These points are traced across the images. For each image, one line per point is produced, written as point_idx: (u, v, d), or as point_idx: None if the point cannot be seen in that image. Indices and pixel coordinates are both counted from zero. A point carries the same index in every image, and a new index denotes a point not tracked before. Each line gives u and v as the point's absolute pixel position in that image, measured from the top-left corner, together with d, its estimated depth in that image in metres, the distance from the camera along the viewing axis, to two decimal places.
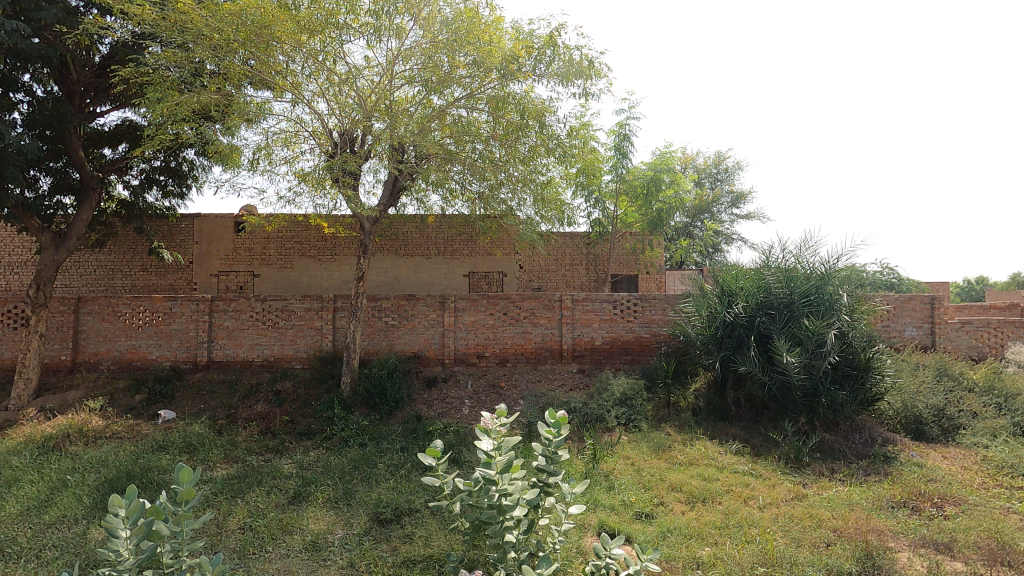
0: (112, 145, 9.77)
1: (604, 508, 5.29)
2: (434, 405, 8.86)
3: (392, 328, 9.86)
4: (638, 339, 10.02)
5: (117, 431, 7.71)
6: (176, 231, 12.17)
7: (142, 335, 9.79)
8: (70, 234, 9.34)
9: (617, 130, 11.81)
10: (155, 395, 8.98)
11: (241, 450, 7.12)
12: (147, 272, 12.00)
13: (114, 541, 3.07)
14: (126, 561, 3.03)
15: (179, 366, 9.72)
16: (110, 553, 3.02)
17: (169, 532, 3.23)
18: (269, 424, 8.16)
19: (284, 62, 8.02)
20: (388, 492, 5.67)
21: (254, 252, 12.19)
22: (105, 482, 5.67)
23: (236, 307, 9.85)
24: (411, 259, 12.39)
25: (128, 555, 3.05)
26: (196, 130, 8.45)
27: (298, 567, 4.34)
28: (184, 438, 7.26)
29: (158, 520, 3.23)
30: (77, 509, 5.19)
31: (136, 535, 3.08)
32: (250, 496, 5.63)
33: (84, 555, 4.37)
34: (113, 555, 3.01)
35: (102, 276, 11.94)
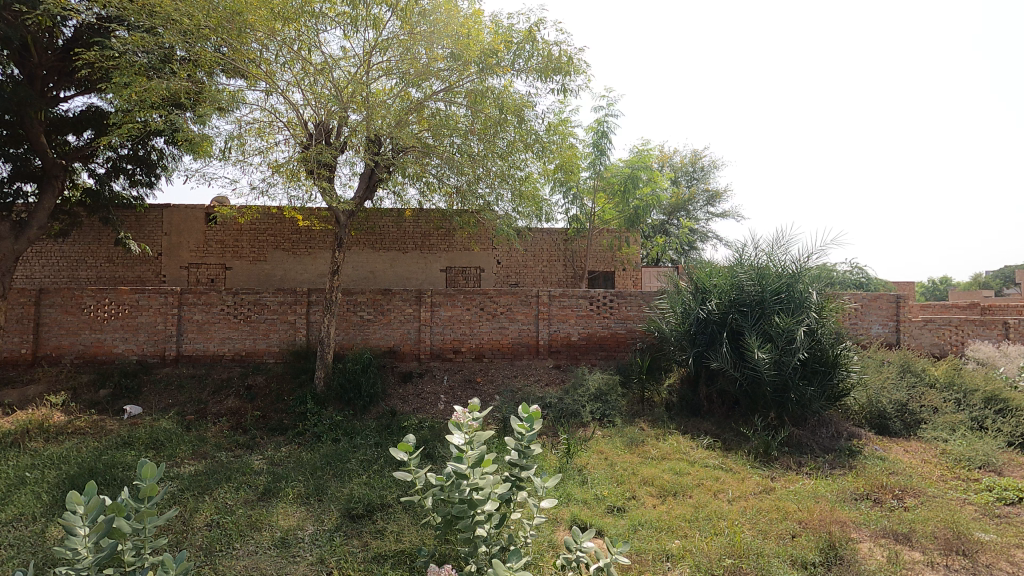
0: (77, 132, 9.44)
1: (576, 502, 5.33)
2: (409, 400, 8.81)
3: (368, 323, 9.76)
4: (613, 335, 10.09)
5: (79, 427, 7.48)
6: (144, 221, 11.82)
7: (107, 328, 9.51)
8: (32, 223, 9.02)
9: (595, 128, 11.84)
10: (121, 390, 8.74)
11: (210, 446, 6.98)
12: (113, 264, 11.65)
13: (73, 539, 2.97)
14: (84, 560, 2.93)
15: (146, 360, 9.47)
16: (68, 551, 2.92)
17: (130, 530, 3.14)
18: (240, 420, 8.01)
19: (258, 50, 7.83)
20: (361, 487, 5.61)
21: (226, 245, 11.94)
22: (66, 479, 5.50)
23: (207, 300, 9.63)
24: (388, 253, 12.27)
25: (87, 554, 2.95)
26: (165, 118, 8.20)
27: (266, 564, 4.26)
28: (151, 433, 7.09)
29: (119, 517, 3.14)
30: (35, 507, 5.03)
31: (95, 532, 2.99)
32: (218, 493, 5.52)
33: (41, 555, 4.23)
34: (71, 554, 2.92)
35: (66, 267, 11.55)
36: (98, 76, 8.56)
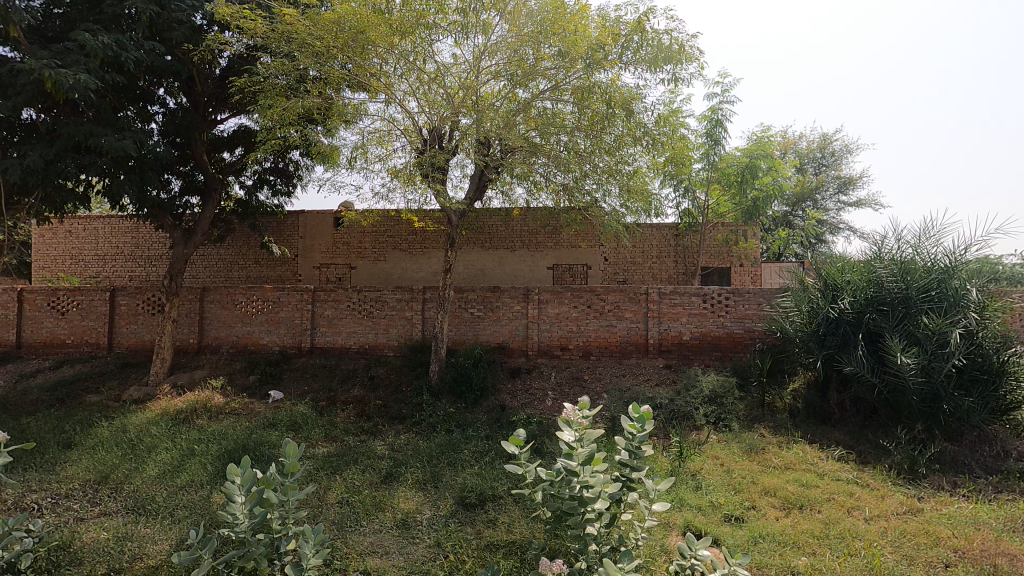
0: (230, 149, 10.78)
1: (690, 507, 5.13)
2: (518, 395, 9.00)
3: (478, 319, 10.12)
4: (729, 335, 9.55)
5: (235, 408, 8.56)
6: (284, 226, 13.20)
7: (255, 322, 10.76)
8: (197, 231, 10.42)
9: (709, 116, 11.24)
10: (267, 376, 9.85)
11: (339, 431, 7.65)
12: (259, 264, 13.14)
13: (232, 505, 3.45)
14: (241, 523, 3.38)
15: (286, 350, 10.59)
16: (229, 515, 3.39)
17: (277, 500, 3.54)
18: (365, 407, 8.69)
19: (378, 64, 8.43)
20: (473, 477, 5.85)
21: (352, 246, 12.97)
22: (225, 453, 6.33)
23: (336, 297, 10.54)
24: (496, 252, 12.61)
25: (243, 518, 3.41)
26: (300, 133, 9.09)
27: (389, 542, 4.61)
28: (291, 416, 7.92)
29: (268, 489, 3.57)
30: (203, 475, 5.85)
31: (249, 501, 3.44)
32: (348, 473, 6.04)
33: (207, 517, 4.91)
34: (231, 517, 3.39)
35: (223, 268, 13.25)
36: (247, 99, 9.72)
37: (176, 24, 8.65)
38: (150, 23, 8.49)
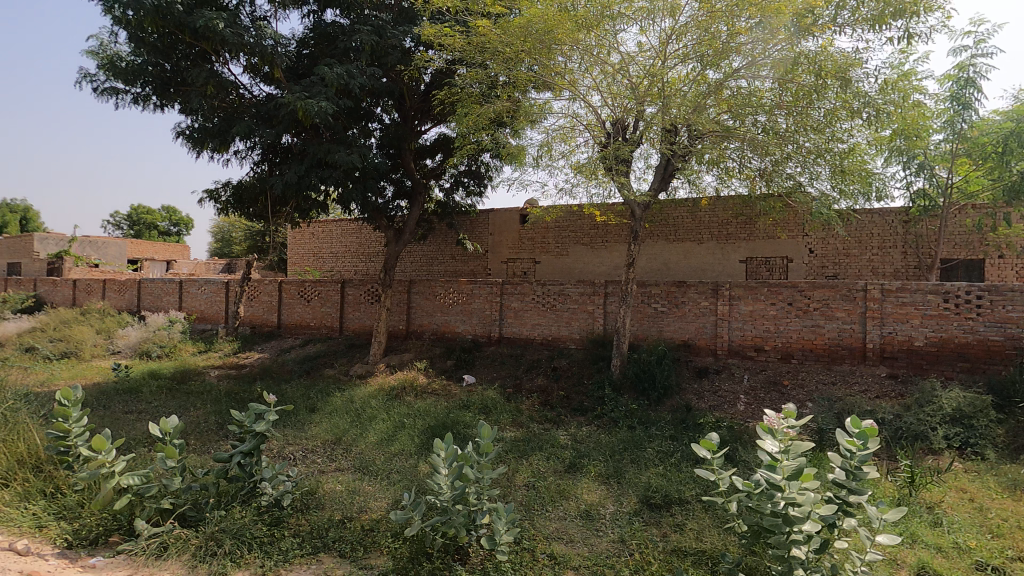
0: (431, 156, 12.01)
1: (925, 546, 4.30)
2: (705, 396, 8.49)
3: (662, 315, 9.80)
4: (983, 343, 7.75)
5: (435, 388, 9.55)
6: (476, 224, 14.27)
7: (452, 312, 11.87)
8: (406, 231, 11.80)
9: (955, 74, 9.19)
10: (462, 362, 10.79)
11: (525, 417, 8.04)
12: (455, 259, 14.45)
13: (438, 476, 3.91)
14: (445, 492, 3.82)
15: (478, 339, 11.48)
16: (435, 484, 3.86)
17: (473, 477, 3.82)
18: (548, 397, 9.01)
19: (563, 62, 8.63)
20: (658, 477, 5.68)
21: (536, 242, 13.51)
22: (429, 428, 7.10)
23: (522, 290, 11.08)
24: (682, 245, 12.04)
25: (446, 488, 3.84)
26: (491, 137, 9.73)
27: (574, 530, 4.72)
28: (482, 400, 8.56)
29: (467, 465, 3.97)
30: (411, 445, 6.65)
31: (451, 474, 3.87)
32: (533, 459, 6.32)
33: (414, 483, 5.57)
34: (437, 486, 3.85)
35: (425, 263, 14.87)
36: (447, 110, 10.70)
37: (391, 49, 9.81)
38: (372, 52, 9.78)
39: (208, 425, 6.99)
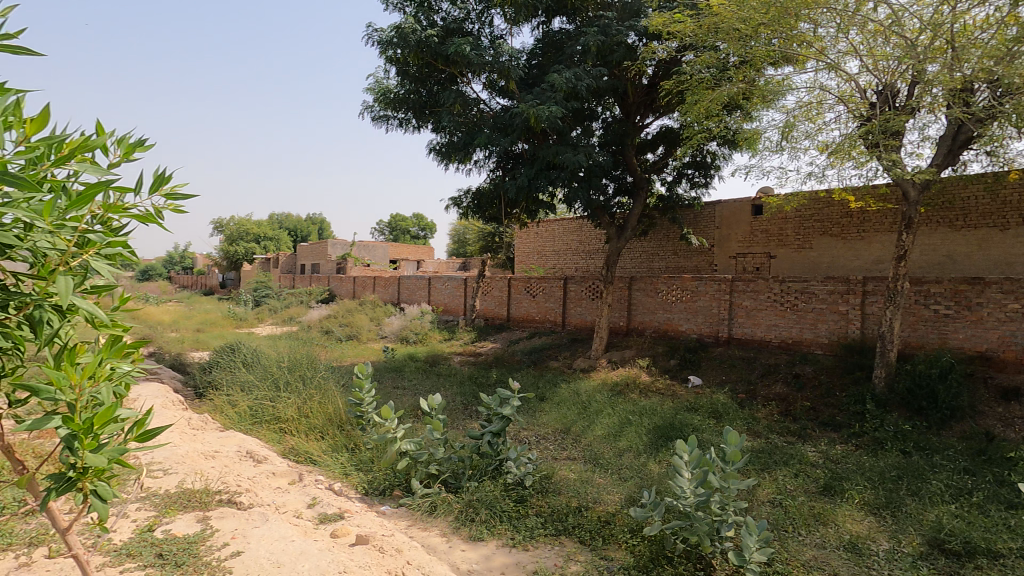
0: (654, 149, 11.74)
1: None
2: (1017, 425, 6.65)
3: (946, 320, 8.01)
4: None
5: (659, 387, 9.22)
6: (701, 218, 13.51)
7: (675, 309, 11.42)
8: (627, 226, 11.52)
9: None
10: (686, 361, 10.29)
11: (763, 427, 7.28)
12: (678, 255, 13.94)
13: (680, 479, 3.83)
14: (687, 497, 3.73)
15: (704, 339, 10.85)
16: (677, 487, 3.79)
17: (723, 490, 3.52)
18: (790, 407, 8.04)
19: (811, 29, 7.67)
20: (952, 518, 4.61)
21: (771, 234, 12.22)
22: (657, 428, 6.91)
23: (755, 288, 10.11)
24: (974, 233, 9.65)
25: (689, 493, 3.74)
26: (721, 124, 9.01)
27: (838, 564, 4.11)
28: (712, 403, 7.99)
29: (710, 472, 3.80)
30: (639, 443, 6.52)
31: (694, 479, 3.76)
32: (779, 474, 5.71)
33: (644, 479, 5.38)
34: (679, 489, 3.79)
35: (646, 259, 14.68)
36: (674, 100, 10.22)
37: (617, 46, 9.72)
38: (598, 52, 9.85)
39: (457, 404, 7.92)
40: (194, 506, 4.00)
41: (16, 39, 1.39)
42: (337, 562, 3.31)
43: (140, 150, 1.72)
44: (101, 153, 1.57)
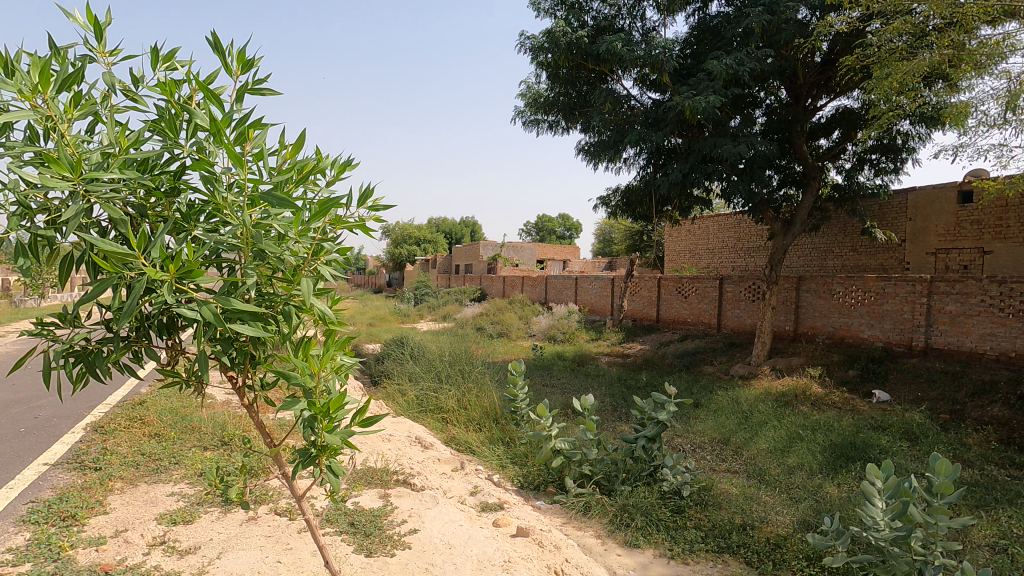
0: (827, 134, 10.52)
1: None
2: None
3: None
4: None
5: (835, 400, 8.16)
6: (888, 209, 11.80)
7: (855, 314, 10.09)
8: (796, 220, 10.35)
9: None
10: (869, 373, 8.97)
11: (976, 455, 6.02)
12: (857, 252, 12.33)
13: (871, 507, 3.04)
14: (882, 529, 2.95)
15: (892, 348, 9.42)
16: (866, 517, 3.01)
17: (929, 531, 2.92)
18: (1014, 434, 6.58)
19: None
20: None
21: (985, 225, 10.21)
22: (834, 447, 6.12)
23: (963, 290, 8.52)
24: None
25: (884, 526, 2.96)
26: (919, 99, 7.70)
27: None
28: (904, 423, 6.86)
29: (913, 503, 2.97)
30: (813, 461, 5.83)
31: (892, 510, 2.97)
32: (1001, 516, 4.70)
33: (819, 503, 4.76)
34: (869, 519, 3.01)
35: (817, 257, 13.23)
36: (856, 77, 8.97)
37: (785, 23, 8.81)
38: (763, 32, 9.02)
39: (607, 406, 7.83)
40: (376, 483, 4.48)
41: (267, 88, 1.73)
42: (501, 551, 3.47)
43: (350, 168, 1.84)
44: (320, 173, 1.74)
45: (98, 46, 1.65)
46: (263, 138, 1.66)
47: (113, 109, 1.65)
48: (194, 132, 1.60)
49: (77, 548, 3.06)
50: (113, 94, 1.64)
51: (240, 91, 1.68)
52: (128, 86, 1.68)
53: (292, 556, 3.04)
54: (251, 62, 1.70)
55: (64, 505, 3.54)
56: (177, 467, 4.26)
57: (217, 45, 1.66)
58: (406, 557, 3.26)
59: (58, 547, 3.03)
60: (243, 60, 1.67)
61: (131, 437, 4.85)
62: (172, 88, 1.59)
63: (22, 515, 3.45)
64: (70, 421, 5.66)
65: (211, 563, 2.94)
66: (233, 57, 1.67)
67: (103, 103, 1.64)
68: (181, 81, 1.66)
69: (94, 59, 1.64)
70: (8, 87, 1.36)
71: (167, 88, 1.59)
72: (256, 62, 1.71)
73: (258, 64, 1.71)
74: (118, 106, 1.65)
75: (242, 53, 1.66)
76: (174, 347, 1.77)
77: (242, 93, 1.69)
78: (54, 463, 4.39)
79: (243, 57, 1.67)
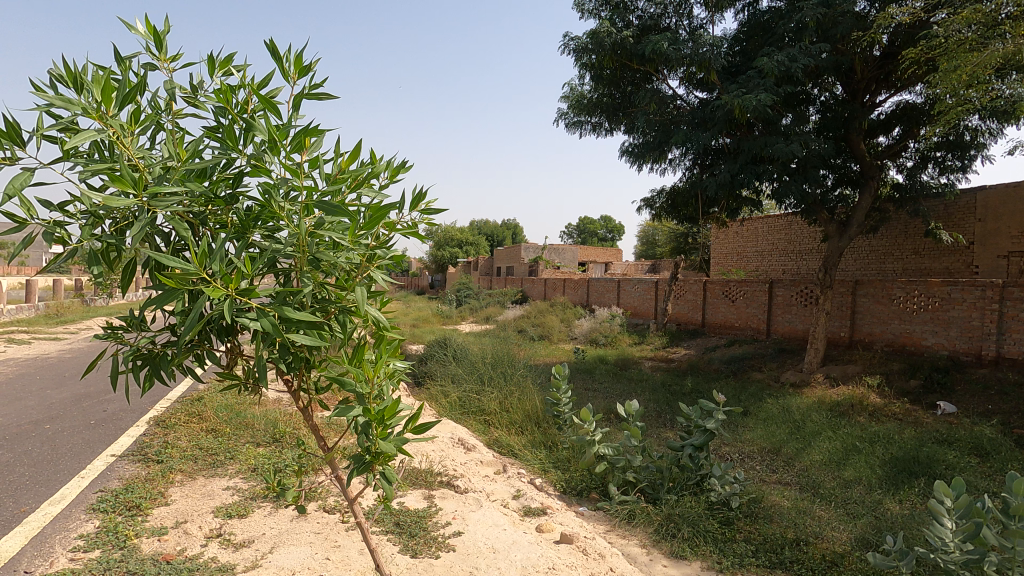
0: (887, 131, 10.02)
1: None
2: None
3: None
4: None
5: (895, 411, 7.73)
6: (954, 209, 11.21)
7: (917, 320, 9.54)
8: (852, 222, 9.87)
9: None
10: (933, 384, 8.45)
11: None
12: (920, 254, 11.70)
13: (939, 528, 2.80)
14: (951, 553, 2.71)
15: (958, 357, 8.86)
16: (934, 538, 2.78)
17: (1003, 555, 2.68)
18: None
19: None
20: None
21: None
22: (895, 461, 5.79)
23: None
24: None
25: (954, 549, 2.71)
26: (990, 92, 7.20)
27: None
28: (974, 438, 6.42)
29: (987, 525, 2.68)
30: (872, 475, 5.53)
31: (962, 532, 2.71)
32: None
33: (878, 520, 4.51)
34: (937, 542, 2.77)
35: (875, 260, 12.68)
36: (919, 71, 8.51)
37: (842, 17, 8.43)
38: (818, 27, 8.66)
39: (652, 413, 7.68)
40: (420, 484, 4.54)
41: (323, 92, 1.77)
42: (545, 557, 3.44)
43: (403, 171, 1.85)
44: (374, 177, 1.76)
45: (159, 54, 1.73)
46: (319, 144, 1.69)
47: (175, 117, 1.72)
48: (251, 139, 1.64)
49: (141, 538, 3.21)
50: (175, 101, 1.71)
51: (296, 97, 1.73)
52: (189, 93, 1.75)
53: (340, 553, 3.10)
54: (307, 67, 1.74)
55: (129, 496, 3.73)
56: (232, 463, 4.43)
57: (275, 51, 1.71)
58: (451, 559, 3.27)
59: (124, 536, 3.20)
60: (299, 65, 1.71)
61: (190, 432, 5.07)
62: (229, 95, 1.64)
63: (91, 503, 3.65)
64: (135, 416, 5.97)
65: (263, 557, 3.03)
66: (291, 62, 1.71)
67: (166, 110, 1.71)
68: (238, 88, 1.72)
69: (157, 67, 1.72)
70: (75, 104, 1.43)
71: (225, 95, 1.64)
72: (313, 66, 1.75)
73: (315, 69, 1.75)
74: (180, 113, 1.72)
75: (299, 58, 1.70)
76: (233, 350, 1.83)
77: (299, 99, 1.74)
78: (120, 454, 4.64)
79: (300, 62, 1.71)
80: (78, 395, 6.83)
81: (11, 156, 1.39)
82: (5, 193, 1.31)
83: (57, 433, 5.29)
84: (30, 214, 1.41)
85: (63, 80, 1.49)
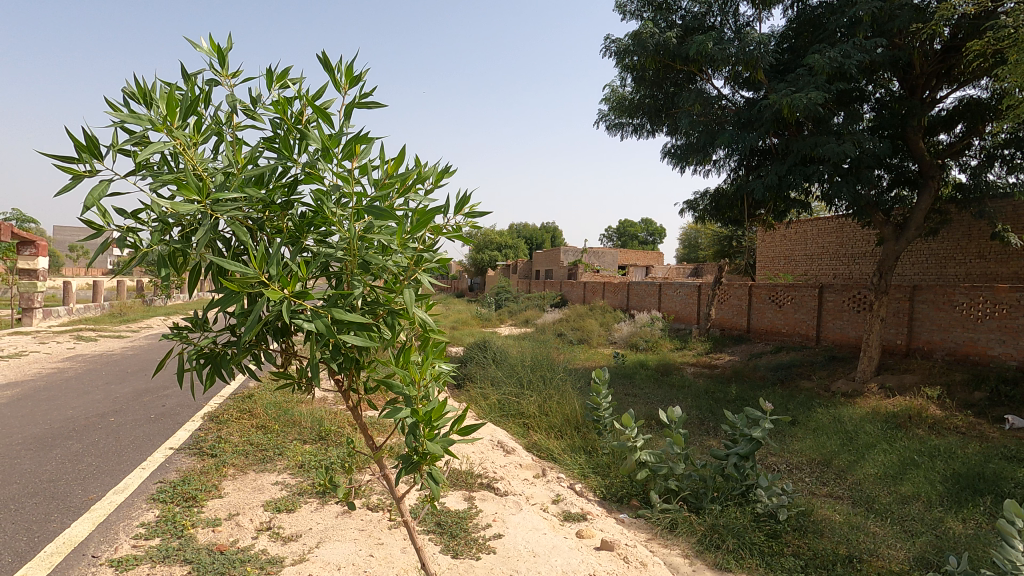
0: (948, 128, 9.52)
1: None
2: None
3: None
4: None
5: (958, 424, 7.30)
6: None
7: (983, 327, 9.02)
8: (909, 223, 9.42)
9: None
10: (1000, 397, 7.92)
11: None
12: (985, 259, 11.06)
13: (1010, 551, 2.62)
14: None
15: None
16: (1005, 561, 2.60)
17: None
18: None
19: None
20: None
21: None
22: (957, 477, 5.48)
23: None
24: None
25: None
26: None
27: None
28: None
29: None
30: (931, 491, 5.25)
31: None
32: None
33: (939, 541, 4.25)
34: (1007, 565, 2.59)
35: (935, 264, 12.06)
36: (986, 64, 8.02)
37: (899, 10, 8.02)
38: (873, 21, 8.28)
39: (695, 420, 7.52)
40: (461, 485, 4.58)
41: (372, 101, 1.82)
42: (586, 563, 3.41)
43: (448, 176, 1.88)
44: (419, 182, 1.80)
45: (221, 70, 1.82)
46: (369, 151, 1.74)
47: (235, 129, 1.80)
48: (305, 148, 1.70)
49: (196, 528, 3.36)
50: (236, 114, 1.79)
51: (348, 106, 1.78)
52: (247, 105, 1.83)
53: (383, 551, 3.16)
54: (358, 77, 1.79)
55: (186, 487, 3.91)
56: (280, 458, 4.58)
57: (328, 63, 1.77)
58: (491, 561, 3.29)
59: (181, 525, 3.35)
60: (350, 76, 1.77)
61: (242, 428, 5.27)
62: (285, 106, 1.70)
63: (151, 493, 3.85)
64: (191, 411, 6.25)
65: (309, 552, 3.11)
66: (342, 73, 1.77)
67: (227, 123, 1.79)
68: (293, 99, 1.78)
69: (219, 83, 1.81)
70: (146, 118, 1.52)
71: (281, 107, 1.70)
72: (363, 77, 1.81)
73: (365, 80, 1.80)
74: (239, 125, 1.80)
75: (350, 69, 1.76)
76: (287, 350, 1.89)
77: (350, 108, 1.79)
78: (177, 448, 4.87)
79: (351, 72, 1.76)
80: (139, 390, 7.20)
81: (90, 168, 1.48)
82: (85, 203, 1.40)
83: (120, 425, 5.59)
84: (107, 221, 1.51)
85: (136, 97, 1.59)
